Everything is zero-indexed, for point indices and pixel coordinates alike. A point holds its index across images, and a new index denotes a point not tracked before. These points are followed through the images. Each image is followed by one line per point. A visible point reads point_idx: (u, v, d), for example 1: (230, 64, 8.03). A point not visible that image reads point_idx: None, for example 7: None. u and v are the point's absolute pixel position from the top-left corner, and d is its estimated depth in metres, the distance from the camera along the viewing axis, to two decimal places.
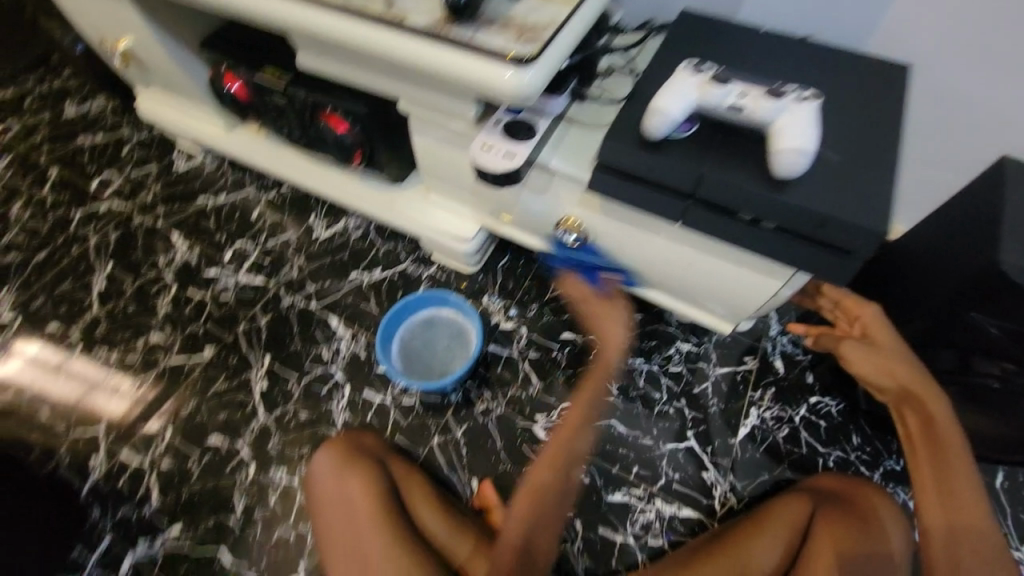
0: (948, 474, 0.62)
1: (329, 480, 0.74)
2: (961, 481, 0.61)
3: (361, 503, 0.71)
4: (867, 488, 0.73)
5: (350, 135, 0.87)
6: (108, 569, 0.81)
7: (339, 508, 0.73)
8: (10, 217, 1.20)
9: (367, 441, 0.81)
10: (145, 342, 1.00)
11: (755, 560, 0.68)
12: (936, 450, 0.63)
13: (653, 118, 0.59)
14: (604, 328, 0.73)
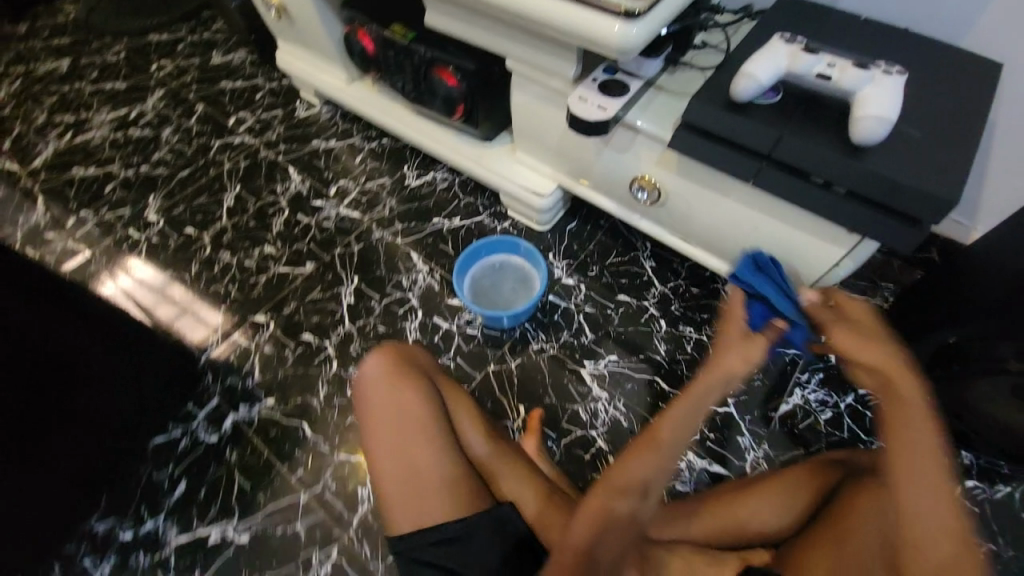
0: (923, 464, 0.51)
1: (372, 385, 0.74)
2: (933, 477, 0.50)
3: (417, 432, 0.71)
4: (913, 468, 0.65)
5: (458, 89, 0.99)
6: (212, 423, 0.94)
7: (388, 426, 0.71)
8: (163, 139, 1.44)
9: (422, 360, 0.80)
10: (260, 252, 1.18)
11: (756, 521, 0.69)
12: (899, 436, 0.52)
13: (743, 80, 0.65)
14: (725, 357, 0.57)
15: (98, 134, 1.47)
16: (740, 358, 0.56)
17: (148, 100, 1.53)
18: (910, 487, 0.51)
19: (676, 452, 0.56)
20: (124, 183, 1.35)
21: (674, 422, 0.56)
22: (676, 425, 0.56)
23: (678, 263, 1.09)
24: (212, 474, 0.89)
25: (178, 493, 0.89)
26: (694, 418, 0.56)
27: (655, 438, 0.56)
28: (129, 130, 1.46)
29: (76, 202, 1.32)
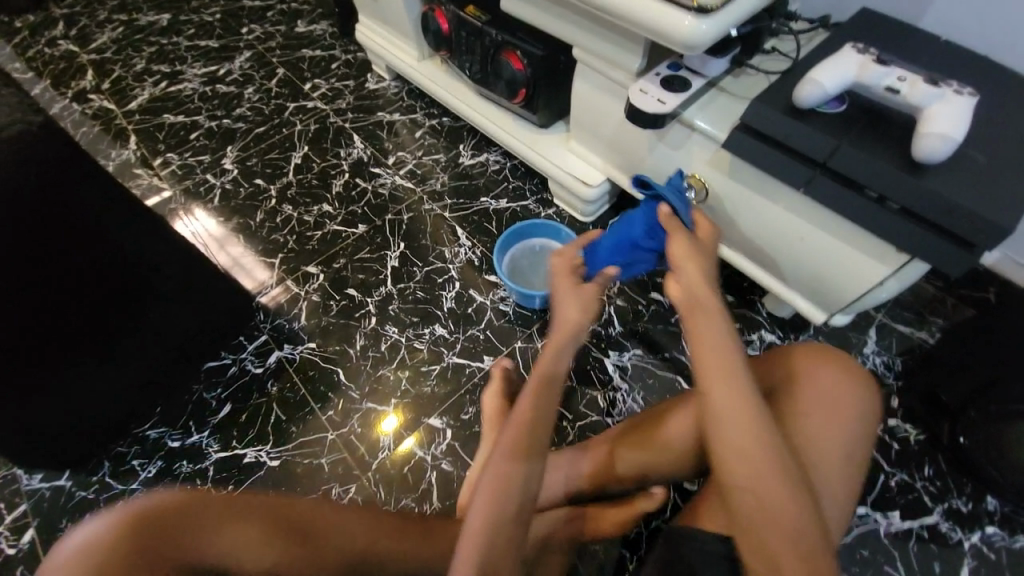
0: (722, 397, 0.60)
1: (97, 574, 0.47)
2: (731, 401, 0.59)
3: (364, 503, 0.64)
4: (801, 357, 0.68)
5: (523, 73, 1.03)
6: (258, 356, 1.03)
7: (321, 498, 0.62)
8: (244, 96, 1.55)
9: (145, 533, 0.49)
10: (319, 209, 1.26)
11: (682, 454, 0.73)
12: (705, 375, 0.61)
13: (807, 87, 0.66)
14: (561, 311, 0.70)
15: (188, 86, 1.60)
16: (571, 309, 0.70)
17: (235, 60, 1.66)
18: (724, 427, 0.59)
19: (539, 429, 0.64)
20: (207, 132, 1.46)
21: (534, 397, 0.65)
22: (534, 413, 0.64)
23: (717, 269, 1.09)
24: (254, 401, 0.98)
25: (223, 413, 0.97)
26: (551, 392, 0.66)
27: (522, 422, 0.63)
28: (216, 85, 1.59)
29: (163, 144, 1.45)
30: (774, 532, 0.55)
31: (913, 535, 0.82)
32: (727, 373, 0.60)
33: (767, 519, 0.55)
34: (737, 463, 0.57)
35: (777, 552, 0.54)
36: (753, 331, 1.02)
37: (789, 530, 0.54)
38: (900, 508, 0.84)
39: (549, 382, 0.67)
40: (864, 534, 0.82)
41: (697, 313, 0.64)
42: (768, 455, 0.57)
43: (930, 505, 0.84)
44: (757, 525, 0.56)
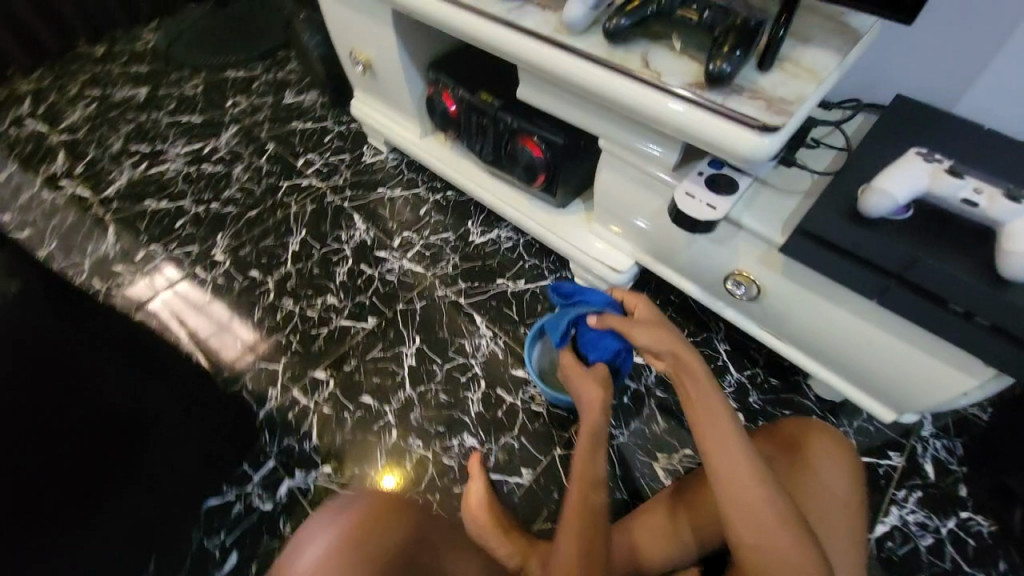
0: (729, 472, 0.59)
1: None
2: (742, 475, 0.59)
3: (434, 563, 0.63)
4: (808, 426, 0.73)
5: (542, 158, 0.97)
6: (268, 488, 0.94)
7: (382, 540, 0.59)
8: (233, 176, 1.47)
9: None
10: (323, 302, 1.18)
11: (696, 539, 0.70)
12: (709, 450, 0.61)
13: (872, 196, 0.62)
14: (581, 390, 0.79)
15: (171, 167, 1.51)
16: (589, 385, 0.78)
17: (221, 136, 1.58)
18: (738, 499, 0.58)
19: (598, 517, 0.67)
20: (194, 220, 1.38)
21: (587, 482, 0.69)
22: (588, 517, 0.66)
23: (755, 349, 1.04)
24: (264, 546, 0.89)
25: (229, 565, 0.88)
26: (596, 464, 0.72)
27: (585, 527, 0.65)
28: (201, 165, 1.51)
29: (147, 235, 1.36)
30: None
31: None
32: (727, 442, 0.60)
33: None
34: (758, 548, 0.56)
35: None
36: (805, 419, 0.95)
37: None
38: None
39: (589, 517, 0.66)
40: None
41: (684, 378, 0.65)
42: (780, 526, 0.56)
43: None
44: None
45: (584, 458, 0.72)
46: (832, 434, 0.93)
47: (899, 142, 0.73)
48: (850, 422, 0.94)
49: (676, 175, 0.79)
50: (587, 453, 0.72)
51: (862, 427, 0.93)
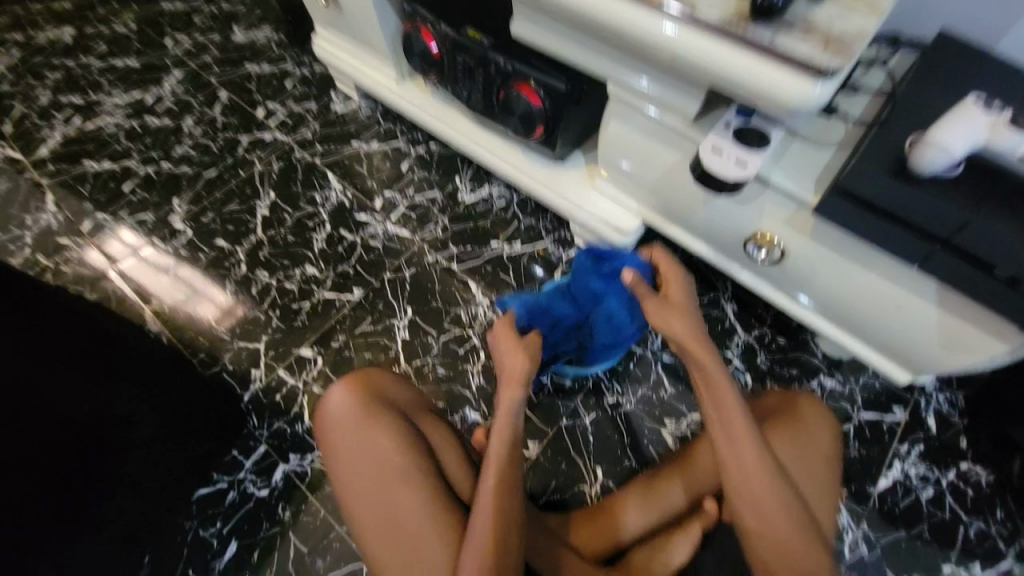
0: (732, 446, 0.63)
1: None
2: (749, 453, 0.62)
3: (390, 457, 0.65)
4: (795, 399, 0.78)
5: (541, 108, 0.86)
6: (262, 474, 0.90)
7: (352, 465, 0.66)
8: (183, 130, 1.30)
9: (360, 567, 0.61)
10: (301, 273, 1.08)
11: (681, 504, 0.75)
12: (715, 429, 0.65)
13: (929, 151, 0.56)
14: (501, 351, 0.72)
15: (110, 121, 1.32)
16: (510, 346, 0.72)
17: (164, 82, 1.38)
18: (739, 473, 0.62)
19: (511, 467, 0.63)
20: (144, 182, 1.23)
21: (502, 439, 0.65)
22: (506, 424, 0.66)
23: (762, 308, 1.01)
24: (264, 533, 0.85)
25: (229, 555, 0.85)
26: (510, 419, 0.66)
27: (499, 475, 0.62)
28: (145, 118, 1.32)
29: (91, 202, 1.21)
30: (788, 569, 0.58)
31: None
32: (731, 419, 0.64)
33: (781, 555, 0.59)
34: (754, 509, 0.61)
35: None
36: (811, 378, 0.95)
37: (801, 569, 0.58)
38: (982, 561, 0.81)
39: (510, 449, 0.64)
40: None
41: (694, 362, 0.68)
42: (778, 495, 0.61)
43: (1007, 553, 0.81)
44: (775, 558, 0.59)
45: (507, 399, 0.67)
46: (838, 393, 0.93)
47: (947, 87, 0.65)
48: (855, 379, 0.94)
49: (696, 127, 0.70)
50: (506, 388, 0.68)
51: (868, 384, 0.93)
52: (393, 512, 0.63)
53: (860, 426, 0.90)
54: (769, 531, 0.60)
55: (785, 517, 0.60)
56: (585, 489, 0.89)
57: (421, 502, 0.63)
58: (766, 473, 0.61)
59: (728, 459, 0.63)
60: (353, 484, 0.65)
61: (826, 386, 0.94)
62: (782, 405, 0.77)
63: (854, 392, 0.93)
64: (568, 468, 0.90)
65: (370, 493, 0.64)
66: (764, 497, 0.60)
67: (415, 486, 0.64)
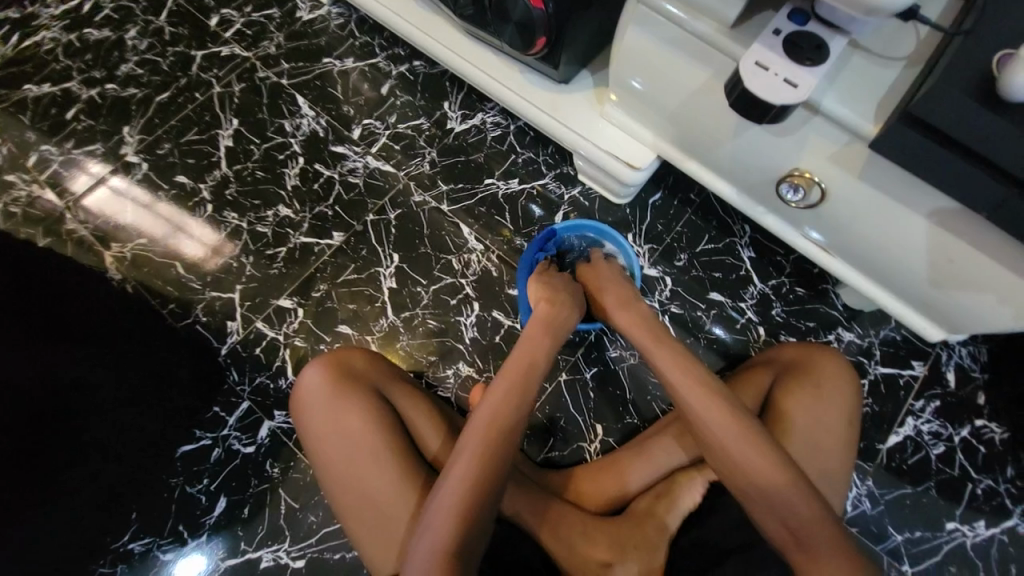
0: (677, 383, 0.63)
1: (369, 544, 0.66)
2: (695, 387, 0.62)
3: (358, 433, 0.68)
4: (813, 351, 0.73)
5: (542, 15, 0.70)
6: (246, 431, 0.86)
7: (325, 442, 0.69)
8: (127, 43, 1.11)
9: (365, 525, 0.66)
10: (274, 215, 0.97)
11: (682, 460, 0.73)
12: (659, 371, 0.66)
13: (1021, 67, 0.44)
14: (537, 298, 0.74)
15: (45, 34, 1.13)
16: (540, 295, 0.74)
17: None
18: (693, 409, 0.61)
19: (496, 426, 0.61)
20: (88, 107, 1.07)
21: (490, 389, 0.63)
22: (537, 361, 0.67)
23: (782, 255, 0.92)
24: (254, 489, 0.84)
25: (219, 510, 0.83)
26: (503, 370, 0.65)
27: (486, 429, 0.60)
28: (82, 29, 1.13)
29: (32, 131, 1.06)
30: (758, 492, 0.57)
31: (994, 540, 0.79)
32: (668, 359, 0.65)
33: (745, 477, 0.58)
34: (716, 438, 0.60)
35: (772, 517, 0.56)
36: (828, 331, 0.88)
37: (768, 489, 0.57)
38: (986, 516, 0.80)
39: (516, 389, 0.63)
40: (951, 549, 0.80)
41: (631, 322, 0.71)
42: (732, 416, 0.60)
43: (1012, 508, 0.80)
44: (738, 482, 0.58)
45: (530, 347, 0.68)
46: (856, 346, 0.87)
47: None
48: (876, 332, 0.88)
49: (736, 34, 0.56)
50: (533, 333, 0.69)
51: (888, 337, 0.87)
52: (366, 483, 0.66)
53: (875, 381, 0.86)
54: (730, 457, 0.59)
55: (744, 439, 0.59)
56: (584, 446, 0.86)
57: (390, 471, 0.66)
58: (713, 400, 0.61)
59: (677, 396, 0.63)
60: (330, 459, 0.68)
61: (843, 340, 0.88)
62: (801, 358, 0.73)
63: (873, 346, 0.87)
64: (567, 423, 0.86)
65: (345, 465, 0.67)
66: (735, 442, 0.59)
67: (382, 459, 0.67)
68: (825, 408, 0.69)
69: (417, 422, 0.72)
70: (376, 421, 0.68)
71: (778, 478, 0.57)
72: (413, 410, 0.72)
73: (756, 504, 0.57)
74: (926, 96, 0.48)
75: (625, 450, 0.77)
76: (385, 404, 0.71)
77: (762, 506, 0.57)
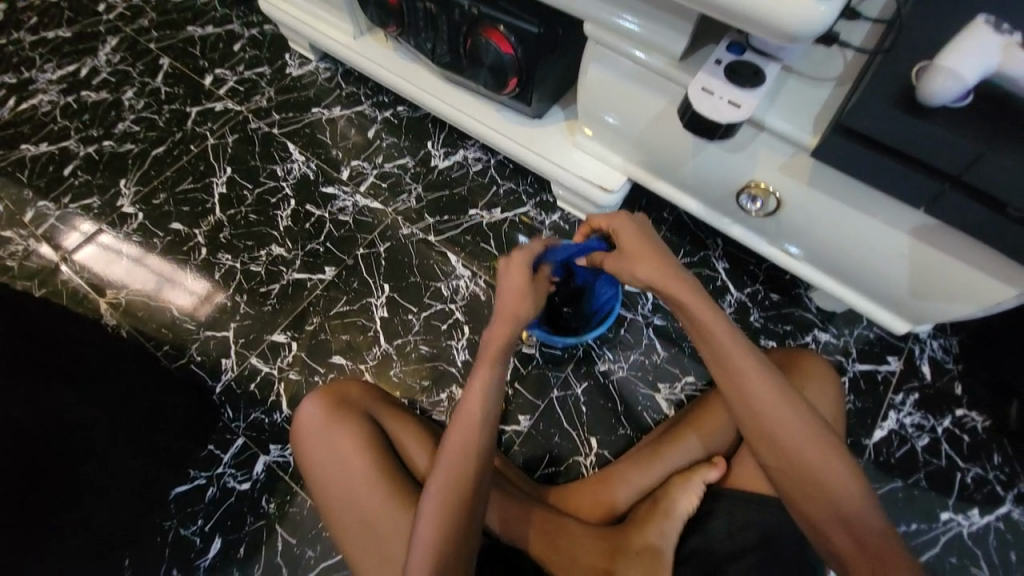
0: (734, 371, 0.57)
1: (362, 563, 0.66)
2: (755, 377, 0.56)
3: (351, 459, 0.68)
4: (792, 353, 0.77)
5: (512, 58, 0.78)
6: (241, 467, 0.86)
7: (322, 471, 0.69)
8: (124, 104, 1.18)
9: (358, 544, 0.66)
10: (268, 254, 1.01)
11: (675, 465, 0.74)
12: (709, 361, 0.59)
13: (938, 77, 0.50)
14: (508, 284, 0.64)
15: (45, 99, 1.19)
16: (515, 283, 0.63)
17: (99, 51, 1.24)
18: (755, 400, 0.56)
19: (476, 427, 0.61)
20: (86, 163, 1.12)
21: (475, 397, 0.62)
22: (483, 398, 0.61)
23: (754, 264, 0.97)
24: (250, 527, 0.82)
25: (213, 552, 0.82)
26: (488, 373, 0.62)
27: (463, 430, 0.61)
28: (82, 93, 1.19)
29: (30, 188, 1.10)
30: (824, 497, 0.54)
31: (989, 528, 0.81)
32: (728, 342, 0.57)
33: (812, 480, 0.54)
34: (778, 434, 0.55)
35: (835, 522, 0.53)
36: (805, 333, 0.92)
37: (840, 497, 0.53)
38: (978, 504, 0.82)
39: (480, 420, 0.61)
40: (949, 541, 0.80)
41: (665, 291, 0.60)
42: (800, 415, 0.55)
43: (1002, 494, 0.82)
44: (805, 485, 0.54)
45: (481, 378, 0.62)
46: (833, 346, 0.91)
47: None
48: (850, 331, 0.92)
49: (684, 66, 0.63)
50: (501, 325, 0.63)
51: (862, 335, 0.91)
52: (362, 508, 0.67)
53: (854, 378, 0.89)
54: (796, 456, 0.54)
55: (811, 440, 0.55)
56: (581, 461, 0.86)
57: (383, 495, 0.67)
58: (779, 394, 0.56)
59: (736, 385, 0.57)
60: (326, 487, 0.69)
61: (820, 340, 0.91)
62: (783, 360, 0.76)
63: (848, 345, 0.91)
64: (562, 439, 0.88)
65: (339, 493, 0.68)
66: (795, 435, 0.55)
67: (374, 480, 0.67)
68: (812, 407, 0.71)
69: (409, 446, 0.73)
70: (369, 447, 0.69)
71: (847, 485, 0.54)
72: (405, 434, 0.73)
73: (814, 496, 0.54)
74: (854, 107, 0.54)
75: (619, 462, 0.79)
76: (378, 430, 0.72)
77: (826, 510, 0.53)
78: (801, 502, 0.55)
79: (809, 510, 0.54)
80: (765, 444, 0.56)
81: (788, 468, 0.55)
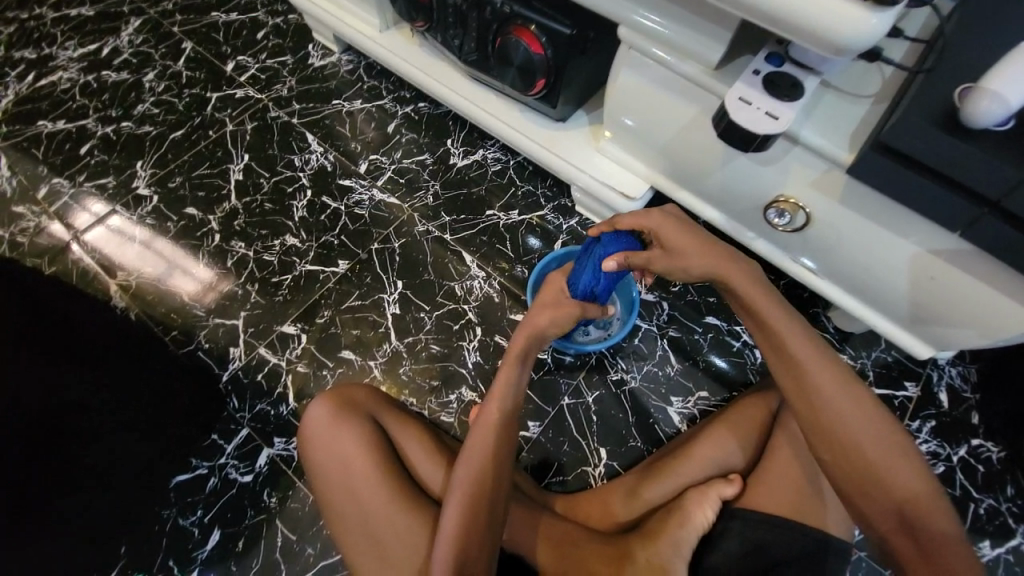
0: (797, 359, 0.55)
1: (366, 551, 0.64)
2: (832, 382, 0.54)
3: (355, 462, 0.67)
4: None
5: (541, 58, 0.77)
6: (244, 459, 0.86)
7: (325, 467, 0.68)
8: (144, 85, 1.17)
9: (360, 542, 0.65)
10: (281, 244, 1.00)
11: (687, 481, 0.73)
12: (773, 351, 0.57)
13: (982, 99, 0.48)
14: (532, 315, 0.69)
15: (64, 76, 1.19)
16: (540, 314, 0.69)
17: (122, 32, 1.24)
18: (818, 396, 0.54)
19: (503, 429, 0.62)
20: (103, 143, 1.11)
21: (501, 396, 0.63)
22: (497, 400, 0.63)
23: (773, 280, 0.95)
24: (250, 521, 0.82)
25: (211, 544, 0.82)
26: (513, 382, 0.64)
27: (490, 423, 0.62)
28: (102, 73, 1.19)
29: (46, 166, 1.09)
30: (886, 504, 0.52)
31: (1002, 561, 0.79)
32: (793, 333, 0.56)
33: (875, 483, 0.52)
34: (855, 444, 0.53)
35: (896, 528, 0.52)
36: None
37: (904, 498, 0.51)
38: (991, 536, 0.80)
39: (499, 422, 0.62)
40: None
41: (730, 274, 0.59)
42: (866, 407, 0.54)
43: (1017, 529, 0.80)
44: (862, 485, 0.53)
45: (502, 382, 0.64)
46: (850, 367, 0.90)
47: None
48: (867, 354, 0.90)
49: (721, 74, 0.62)
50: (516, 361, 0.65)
51: (880, 358, 0.90)
52: (364, 508, 0.65)
53: None
54: (856, 448, 0.53)
55: (882, 447, 0.53)
56: (589, 471, 0.85)
57: (386, 497, 0.65)
58: (851, 392, 0.54)
59: (812, 397, 0.54)
60: (329, 488, 0.68)
61: None
62: None
63: (866, 367, 0.90)
64: (572, 448, 0.86)
65: (341, 491, 0.67)
66: (863, 445, 0.53)
67: (376, 480, 0.66)
68: None
69: (412, 451, 0.70)
70: (372, 451, 0.67)
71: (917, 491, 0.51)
72: (407, 438, 0.71)
73: (874, 503, 0.52)
74: (894, 126, 0.53)
75: (628, 477, 0.78)
76: (382, 434, 0.70)
77: (889, 515, 0.52)
78: (867, 510, 0.53)
79: (867, 505, 0.53)
80: (835, 454, 0.54)
81: (847, 467, 0.53)
